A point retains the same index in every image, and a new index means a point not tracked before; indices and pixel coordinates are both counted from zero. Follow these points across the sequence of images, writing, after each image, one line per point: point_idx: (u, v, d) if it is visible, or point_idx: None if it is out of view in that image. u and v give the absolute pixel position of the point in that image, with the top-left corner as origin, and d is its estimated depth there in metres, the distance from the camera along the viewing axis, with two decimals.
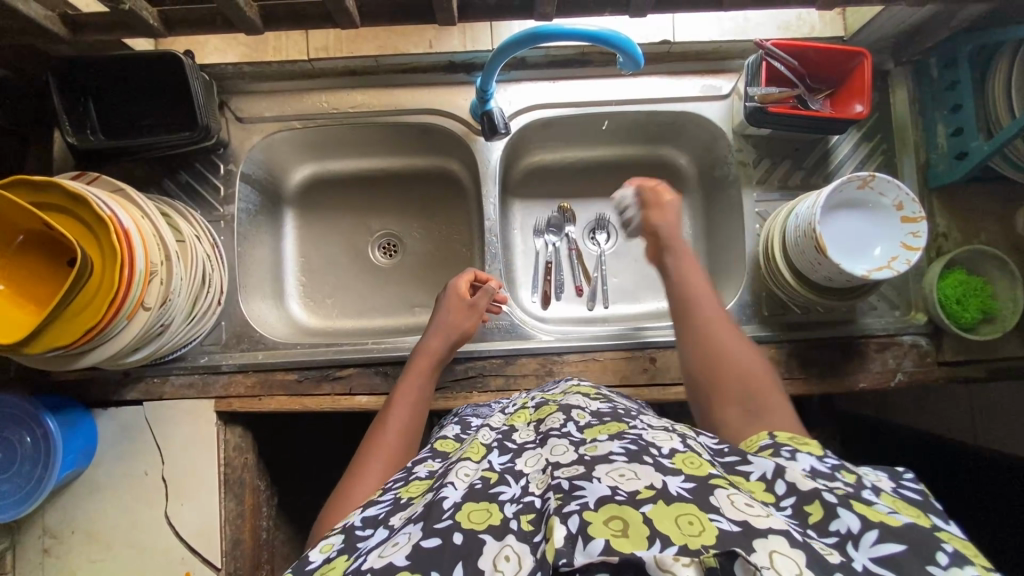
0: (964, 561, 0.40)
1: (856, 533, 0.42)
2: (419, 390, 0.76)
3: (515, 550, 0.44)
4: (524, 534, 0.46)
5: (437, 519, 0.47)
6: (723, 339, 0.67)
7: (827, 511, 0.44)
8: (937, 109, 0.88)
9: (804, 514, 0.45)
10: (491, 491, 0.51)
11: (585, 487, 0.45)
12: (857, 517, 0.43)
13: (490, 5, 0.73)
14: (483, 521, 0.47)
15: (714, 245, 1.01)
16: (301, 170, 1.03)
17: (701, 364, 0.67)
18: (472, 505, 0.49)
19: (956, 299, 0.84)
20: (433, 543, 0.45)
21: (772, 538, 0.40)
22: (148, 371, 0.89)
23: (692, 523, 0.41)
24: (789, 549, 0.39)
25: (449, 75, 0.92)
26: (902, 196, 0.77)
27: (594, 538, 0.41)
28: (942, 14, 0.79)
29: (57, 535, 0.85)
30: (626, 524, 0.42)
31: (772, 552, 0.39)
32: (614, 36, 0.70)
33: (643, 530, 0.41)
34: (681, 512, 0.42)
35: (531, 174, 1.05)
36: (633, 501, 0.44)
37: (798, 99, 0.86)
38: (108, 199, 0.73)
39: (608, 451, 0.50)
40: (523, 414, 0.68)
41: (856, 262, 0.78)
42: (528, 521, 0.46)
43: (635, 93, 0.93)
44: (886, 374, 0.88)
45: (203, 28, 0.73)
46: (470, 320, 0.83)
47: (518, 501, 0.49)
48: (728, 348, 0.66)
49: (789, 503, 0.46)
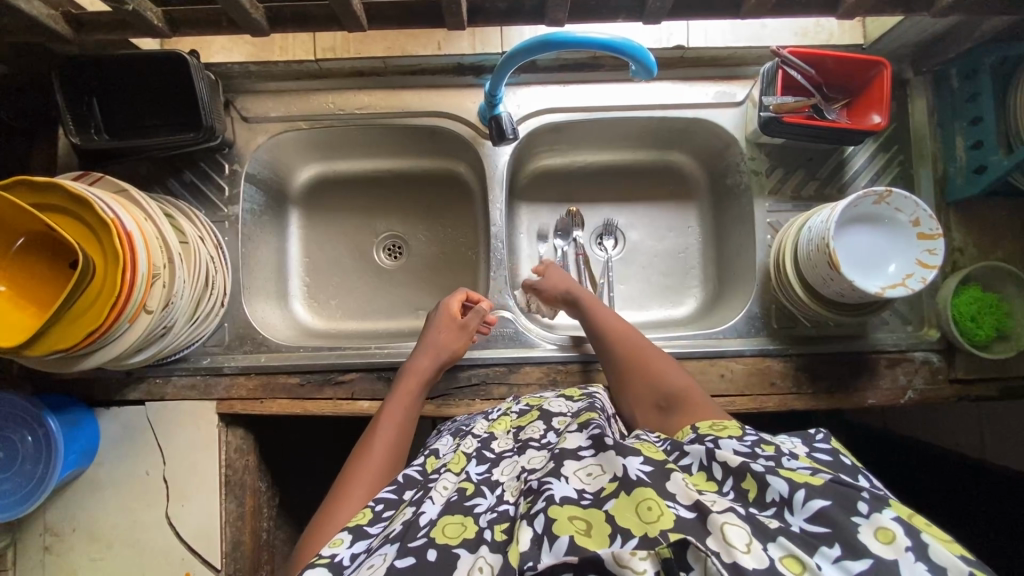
0: (883, 503, 0.42)
1: (788, 497, 0.44)
2: (407, 409, 0.73)
3: (488, 561, 0.45)
4: (497, 544, 0.46)
5: (412, 538, 0.47)
6: (642, 353, 0.71)
7: (758, 482, 0.46)
8: (956, 121, 0.86)
9: (744, 492, 0.46)
10: (467, 503, 0.51)
11: (553, 484, 0.48)
12: (783, 481, 0.44)
13: (501, 9, 0.72)
14: (457, 535, 0.48)
15: (723, 253, 0.99)
16: (306, 170, 1.01)
17: (624, 379, 0.70)
18: (447, 519, 0.50)
19: (971, 316, 0.82)
20: (407, 562, 0.45)
21: (724, 513, 0.43)
22: (150, 372, 0.89)
23: (651, 508, 0.43)
24: (739, 520, 0.42)
25: (458, 77, 0.90)
26: (919, 213, 0.75)
27: (560, 536, 0.43)
28: (964, 24, 0.77)
29: (59, 533, 0.86)
30: (588, 523, 0.44)
31: (724, 524, 0.41)
32: (627, 44, 0.68)
33: (605, 529, 0.43)
34: (642, 498, 0.44)
35: (539, 178, 1.04)
36: (597, 501, 0.45)
37: (815, 108, 0.84)
38: (111, 200, 0.72)
39: (577, 445, 0.53)
40: (504, 420, 0.68)
41: (870, 279, 0.77)
42: (502, 531, 0.48)
43: (647, 99, 0.91)
44: (895, 391, 0.86)
45: (207, 29, 0.72)
46: (460, 340, 0.83)
47: (493, 510, 0.50)
48: (646, 358, 0.70)
49: (730, 486, 0.47)
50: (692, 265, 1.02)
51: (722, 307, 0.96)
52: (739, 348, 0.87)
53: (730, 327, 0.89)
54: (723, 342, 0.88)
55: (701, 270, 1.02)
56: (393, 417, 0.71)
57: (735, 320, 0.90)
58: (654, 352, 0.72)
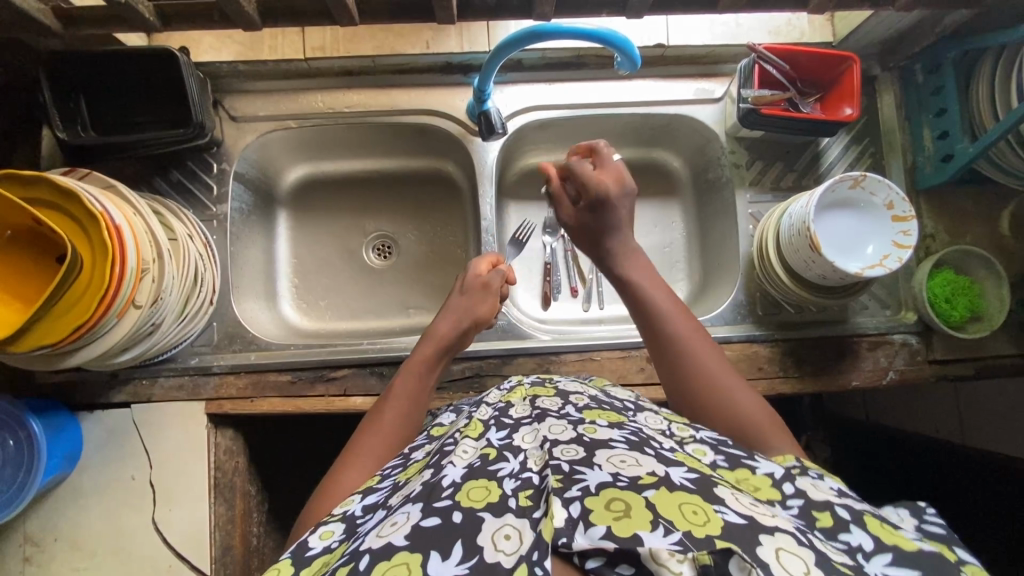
0: None
1: (867, 549, 0.44)
2: (419, 379, 0.73)
3: (514, 527, 0.43)
4: (522, 510, 0.45)
5: (437, 499, 0.47)
6: (676, 325, 0.68)
7: (837, 522, 0.46)
8: (922, 113, 0.90)
9: (813, 518, 0.47)
10: (490, 468, 0.50)
11: (587, 472, 0.46)
12: (869, 537, 0.45)
13: (489, 5, 0.74)
14: (483, 499, 0.46)
15: (707, 246, 1.02)
16: (294, 170, 1.02)
17: (671, 362, 0.67)
18: (472, 484, 0.48)
19: (945, 298, 0.85)
20: (432, 522, 0.44)
21: (778, 535, 0.41)
22: (137, 373, 0.87)
23: (696, 512, 0.41)
24: (793, 546, 0.40)
25: (446, 76, 0.93)
26: (892, 196, 0.79)
27: (596, 524, 0.41)
28: (926, 20, 0.82)
29: (39, 542, 0.83)
30: (627, 506, 0.42)
31: (778, 548, 0.39)
32: (611, 34, 0.70)
33: (646, 514, 0.41)
34: (685, 501, 0.43)
35: (527, 177, 1.06)
36: (635, 486, 0.44)
37: (790, 102, 0.87)
38: (100, 194, 0.71)
39: (608, 437, 0.52)
40: (518, 391, 0.67)
41: (849, 259, 0.80)
42: (527, 497, 0.46)
43: (630, 96, 0.94)
44: (877, 373, 0.89)
45: (199, 23, 0.73)
46: (486, 302, 0.81)
47: (517, 477, 0.49)
48: (681, 334, 0.68)
49: (796, 505, 0.49)
50: (677, 258, 1.04)
51: (709, 297, 0.98)
52: (726, 335, 0.90)
53: (717, 315, 0.91)
54: (711, 329, 0.90)
55: (687, 263, 1.04)
56: (403, 387, 0.72)
57: (720, 308, 0.92)
58: (691, 325, 0.69)
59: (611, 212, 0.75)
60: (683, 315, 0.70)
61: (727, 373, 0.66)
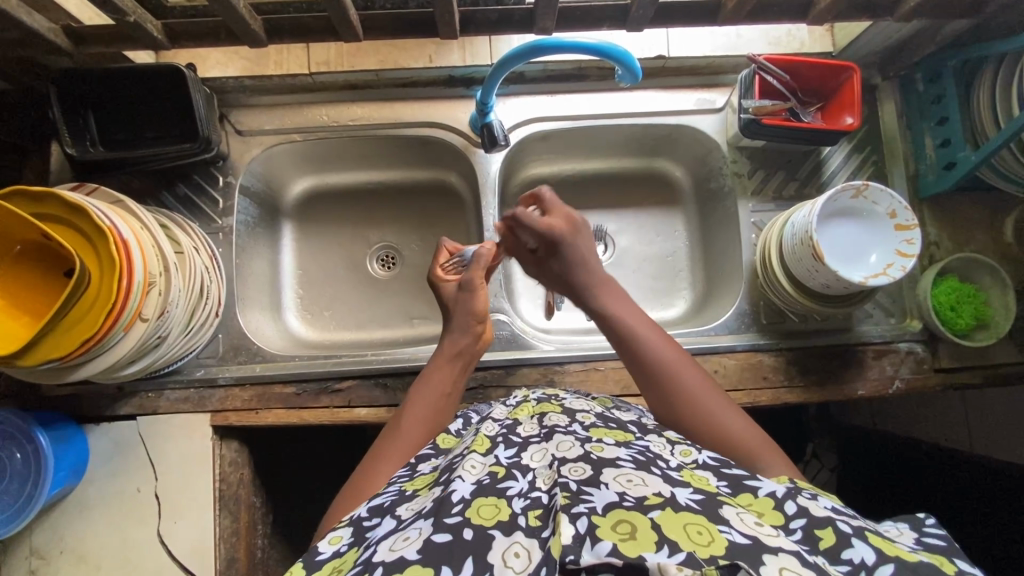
0: None
1: (870, 564, 0.43)
2: (438, 388, 0.72)
3: (524, 545, 0.44)
4: (532, 530, 0.45)
5: (447, 515, 0.46)
6: (652, 347, 0.67)
7: (839, 538, 0.45)
8: (925, 121, 0.90)
9: (816, 538, 0.45)
10: (500, 486, 0.49)
11: (594, 492, 0.45)
12: (872, 551, 0.44)
13: (491, 20, 0.75)
14: (492, 517, 0.46)
15: (710, 254, 1.02)
16: (300, 182, 1.03)
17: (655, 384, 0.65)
18: (481, 500, 0.47)
19: (951, 307, 0.85)
20: (443, 538, 0.44)
21: (782, 555, 0.40)
22: (142, 386, 0.88)
23: (701, 533, 0.41)
24: (797, 567, 0.39)
25: (449, 89, 0.94)
26: (895, 205, 0.79)
27: (602, 540, 0.41)
28: (926, 30, 0.82)
29: (45, 555, 0.83)
30: (633, 527, 0.41)
31: (782, 568, 0.39)
32: (613, 48, 0.71)
33: (651, 536, 0.41)
34: (690, 521, 0.42)
35: (528, 188, 1.06)
36: (641, 507, 0.43)
37: (791, 111, 0.88)
38: (107, 210, 0.72)
39: (615, 456, 0.52)
40: (525, 407, 0.67)
41: (853, 270, 0.80)
42: (536, 516, 0.46)
43: (632, 107, 0.95)
44: (884, 382, 0.88)
45: (207, 41, 0.75)
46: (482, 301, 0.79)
47: (526, 496, 0.48)
48: (664, 361, 0.66)
49: (799, 525, 0.47)
50: (680, 268, 1.04)
51: (714, 302, 0.98)
52: (730, 344, 0.90)
53: (720, 324, 0.91)
54: (714, 339, 0.90)
55: (690, 273, 1.04)
56: (425, 396, 0.71)
57: (725, 317, 0.92)
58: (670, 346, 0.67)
59: (569, 251, 0.73)
60: (659, 336, 0.68)
61: (712, 394, 0.64)
